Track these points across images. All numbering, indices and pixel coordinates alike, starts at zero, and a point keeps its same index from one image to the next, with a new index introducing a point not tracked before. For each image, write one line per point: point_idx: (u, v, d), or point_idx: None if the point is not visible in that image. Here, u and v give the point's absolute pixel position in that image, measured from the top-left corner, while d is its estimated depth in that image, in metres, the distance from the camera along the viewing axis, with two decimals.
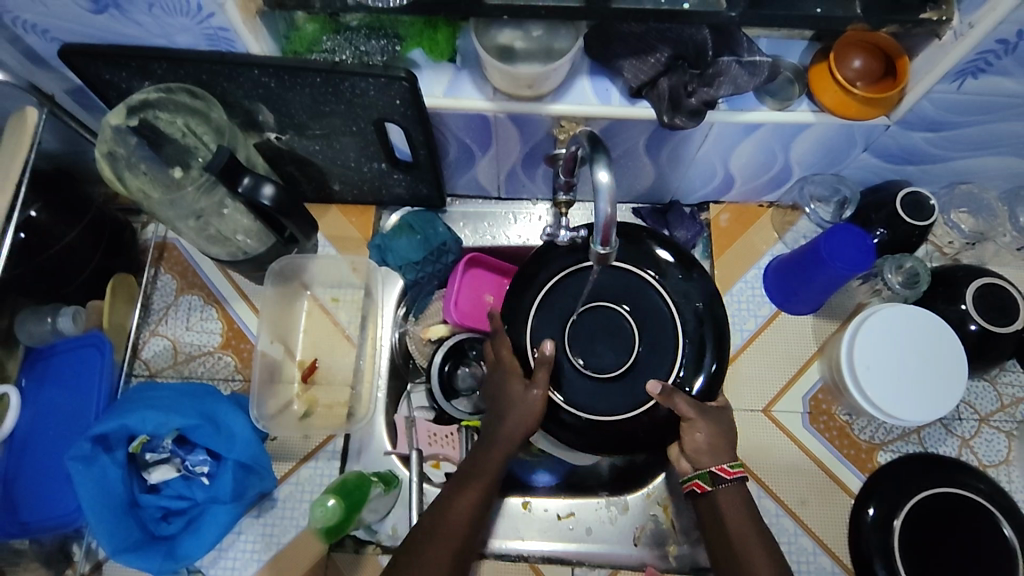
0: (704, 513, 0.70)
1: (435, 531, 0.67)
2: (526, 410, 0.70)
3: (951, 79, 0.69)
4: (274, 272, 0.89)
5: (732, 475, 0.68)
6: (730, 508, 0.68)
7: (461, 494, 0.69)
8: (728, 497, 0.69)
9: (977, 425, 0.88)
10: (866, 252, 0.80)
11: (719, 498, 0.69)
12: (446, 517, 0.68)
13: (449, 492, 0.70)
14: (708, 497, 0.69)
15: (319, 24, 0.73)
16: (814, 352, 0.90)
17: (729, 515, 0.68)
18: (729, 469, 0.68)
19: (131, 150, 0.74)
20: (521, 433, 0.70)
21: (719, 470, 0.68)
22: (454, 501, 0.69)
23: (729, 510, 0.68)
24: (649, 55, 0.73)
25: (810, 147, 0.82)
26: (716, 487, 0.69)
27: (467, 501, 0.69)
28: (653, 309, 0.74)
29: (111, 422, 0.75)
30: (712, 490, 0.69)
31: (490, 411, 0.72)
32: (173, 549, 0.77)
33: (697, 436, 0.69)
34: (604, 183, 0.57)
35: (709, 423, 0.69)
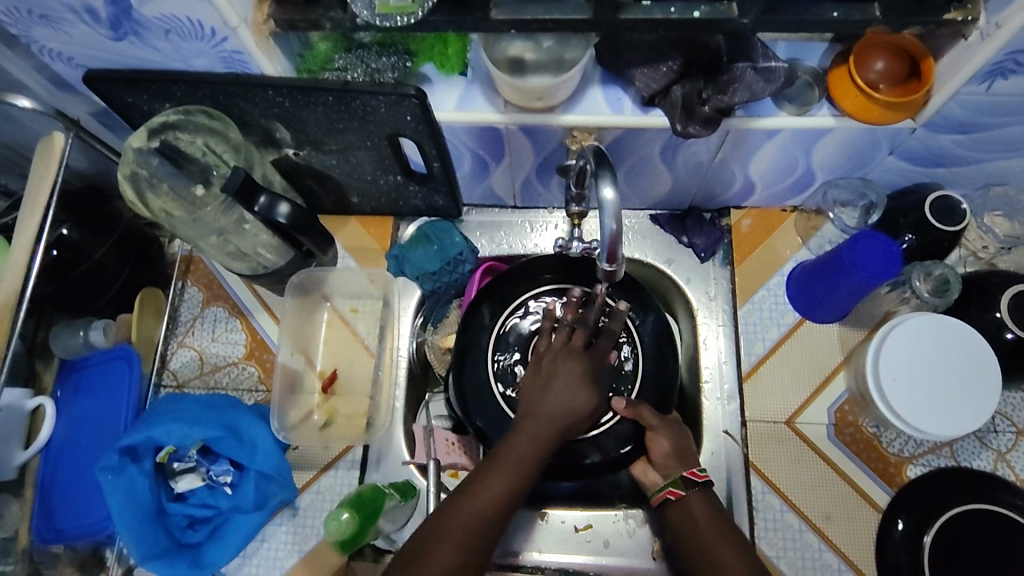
0: (677, 523, 0.70)
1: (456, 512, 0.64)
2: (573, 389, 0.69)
3: (979, 81, 0.66)
4: (294, 286, 0.90)
5: (703, 477, 0.70)
6: (702, 511, 0.69)
7: (490, 478, 0.65)
8: (700, 503, 0.69)
9: (1014, 438, 0.84)
10: (892, 259, 0.78)
11: (692, 503, 0.69)
12: (471, 499, 0.64)
13: (479, 470, 0.66)
14: (682, 504, 0.70)
15: (331, 43, 0.74)
16: (839, 361, 0.88)
17: (701, 517, 0.68)
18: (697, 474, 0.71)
19: (153, 171, 0.77)
20: (567, 414, 0.68)
21: (691, 474, 0.71)
22: (483, 484, 0.65)
23: (703, 514, 0.69)
24: (661, 64, 0.72)
25: (833, 151, 0.79)
26: (689, 491, 0.70)
27: (494, 486, 0.65)
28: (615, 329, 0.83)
29: (139, 434, 0.77)
30: (684, 494, 0.70)
31: (535, 379, 0.71)
32: (198, 556, 0.80)
33: (661, 443, 0.76)
34: (609, 200, 0.56)
35: (671, 431, 0.76)
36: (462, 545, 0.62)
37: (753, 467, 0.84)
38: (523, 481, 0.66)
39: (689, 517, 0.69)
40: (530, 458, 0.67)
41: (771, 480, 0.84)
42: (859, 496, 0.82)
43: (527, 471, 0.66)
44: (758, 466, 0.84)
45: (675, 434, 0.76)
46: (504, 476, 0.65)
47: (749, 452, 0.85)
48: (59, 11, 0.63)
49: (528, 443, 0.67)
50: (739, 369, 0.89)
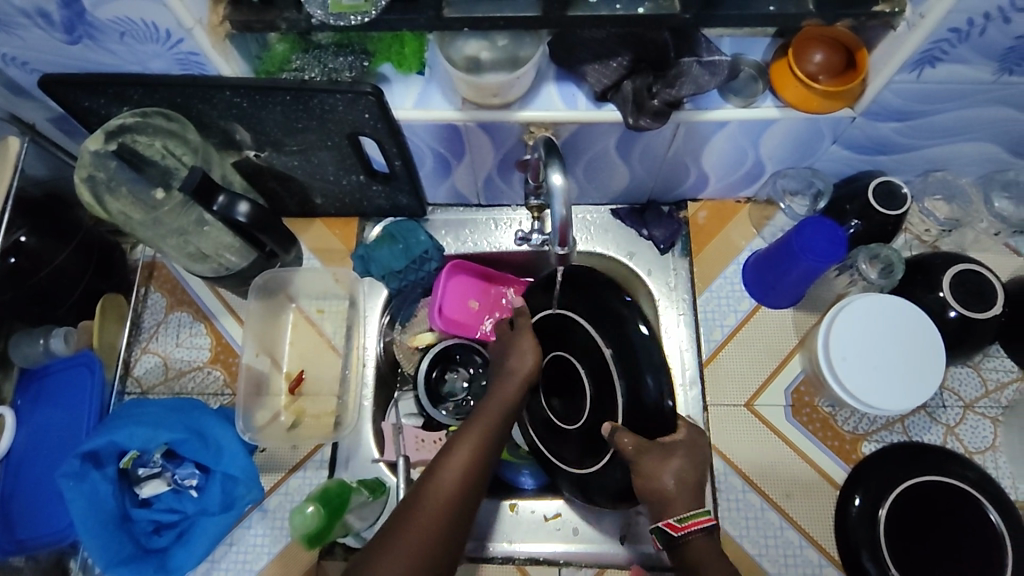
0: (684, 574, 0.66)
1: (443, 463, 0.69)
2: (528, 363, 0.80)
3: (910, 69, 0.69)
4: (258, 287, 0.91)
5: (677, 529, 0.65)
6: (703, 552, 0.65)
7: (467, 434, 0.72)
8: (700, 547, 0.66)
9: (962, 412, 0.87)
10: (838, 244, 0.81)
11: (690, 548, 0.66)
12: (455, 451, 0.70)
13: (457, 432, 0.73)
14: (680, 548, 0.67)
15: (288, 44, 0.75)
16: (795, 345, 0.91)
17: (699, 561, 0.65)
18: (675, 524, 0.66)
19: (111, 173, 0.76)
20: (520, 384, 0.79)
21: (668, 526, 0.66)
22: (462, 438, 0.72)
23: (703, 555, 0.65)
24: (611, 60, 0.74)
25: (780, 142, 0.83)
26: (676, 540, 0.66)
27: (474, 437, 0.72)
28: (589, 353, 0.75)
29: (100, 439, 0.76)
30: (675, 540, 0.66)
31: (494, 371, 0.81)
32: (165, 561, 0.79)
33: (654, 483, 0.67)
34: (558, 185, 0.58)
35: (659, 461, 0.66)
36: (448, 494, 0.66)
37: (715, 450, 0.87)
38: (492, 436, 0.72)
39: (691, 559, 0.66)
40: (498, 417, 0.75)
41: (732, 461, 0.86)
42: (818, 474, 0.85)
43: (495, 428, 0.73)
44: (721, 448, 0.87)
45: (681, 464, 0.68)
46: (471, 440, 0.71)
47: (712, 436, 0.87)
48: (12, 15, 0.63)
49: (496, 408, 0.75)
50: (699, 356, 0.91)
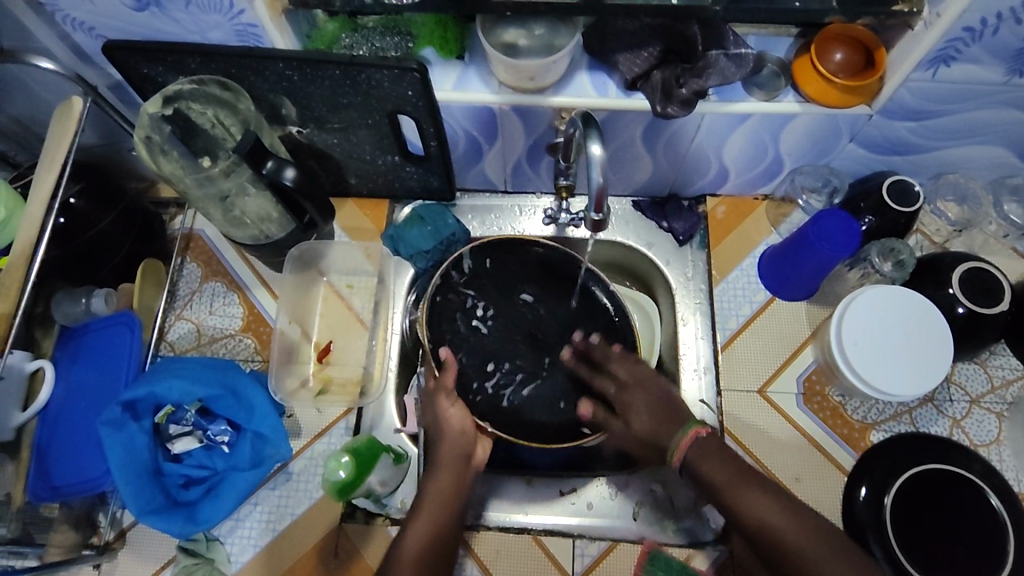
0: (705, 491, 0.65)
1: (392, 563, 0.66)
2: (457, 431, 0.75)
3: (925, 67, 0.73)
4: (293, 258, 0.94)
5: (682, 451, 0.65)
6: (710, 460, 0.64)
7: (413, 525, 0.68)
8: (706, 459, 0.64)
9: (968, 406, 0.90)
10: (853, 235, 0.84)
11: (702, 466, 0.64)
12: (402, 550, 0.66)
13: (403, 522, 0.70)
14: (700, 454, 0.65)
15: (338, 24, 0.80)
16: (808, 336, 0.94)
17: (714, 468, 0.64)
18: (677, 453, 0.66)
19: (166, 138, 0.80)
20: (460, 447, 0.74)
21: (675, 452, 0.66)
22: (407, 535, 0.67)
23: (713, 465, 0.64)
24: (642, 50, 0.79)
25: (799, 138, 0.87)
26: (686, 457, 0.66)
27: (418, 531, 0.68)
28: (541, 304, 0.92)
29: (140, 390, 0.79)
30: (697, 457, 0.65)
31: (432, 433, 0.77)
32: (193, 514, 0.81)
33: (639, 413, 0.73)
34: (595, 155, 0.62)
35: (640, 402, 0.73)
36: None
37: (727, 433, 0.89)
38: (443, 521, 0.69)
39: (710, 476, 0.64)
40: (445, 490, 0.71)
41: (745, 445, 0.88)
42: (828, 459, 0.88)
43: (447, 515, 0.70)
44: (733, 432, 0.89)
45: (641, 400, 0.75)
46: (419, 535, 0.67)
47: (725, 418, 0.90)
48: None
49: (441, 496, 0.71)
50: (714, 344, 0.94)
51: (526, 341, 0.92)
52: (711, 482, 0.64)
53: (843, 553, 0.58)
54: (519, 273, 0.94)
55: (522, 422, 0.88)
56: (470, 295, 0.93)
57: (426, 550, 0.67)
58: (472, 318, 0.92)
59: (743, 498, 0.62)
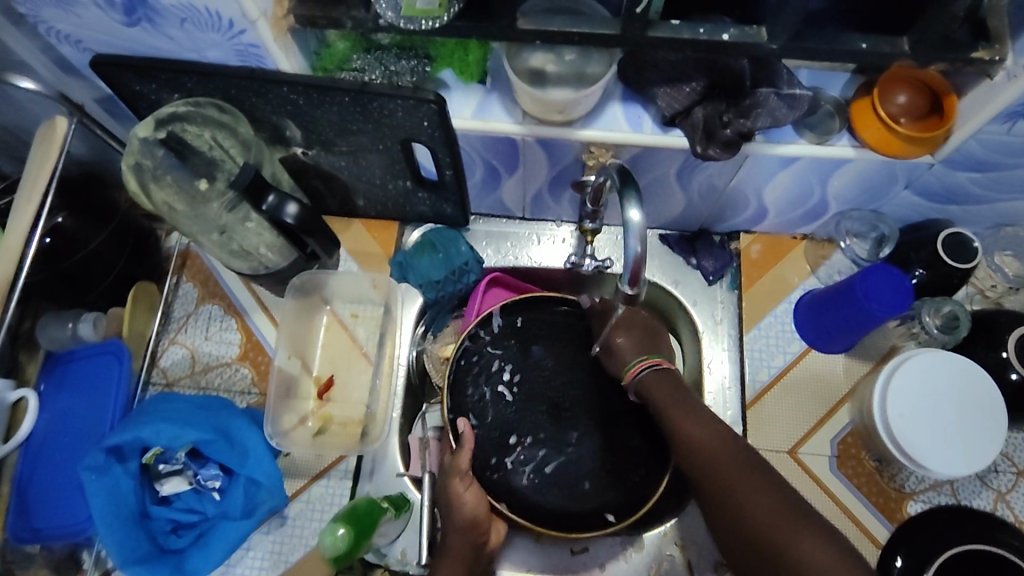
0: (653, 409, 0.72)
1: None
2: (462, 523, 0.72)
3: (1002, 120, 0.66)
4: (295, 287, 0.88)
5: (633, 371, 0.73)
6: (661, 386, 0.71)
7: None
8: (654, 381, 0.72)
9: (1014, 479, 0.83)
10: (904, 294, 0.77)
11: (654, 393, 0.71)
12: None
13: None
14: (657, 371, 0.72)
15: (349, 42, 0.72)
16: (844, 394, 0.87)
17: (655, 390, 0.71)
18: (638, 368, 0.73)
19: (158, 162, 0.73)
20: (467, 538, 0.73)
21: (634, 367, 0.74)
22: None
23: (657, 384, 0.71)
24: (684, 85, 0.71)
25: (849, 183, 0.79)
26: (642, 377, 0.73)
27: None
28: (568, 369, 0.87)
29: (126, 434, 0.74)
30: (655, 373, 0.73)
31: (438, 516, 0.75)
32: (181, 563, 0.77)
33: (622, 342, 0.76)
34: (633, 221, 0.56)
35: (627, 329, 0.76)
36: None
37: None
38: None
39: (660, 402, 0.70)
40: None
41: None
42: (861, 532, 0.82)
43: None
44: None
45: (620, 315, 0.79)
46: None
47: None
48: None
49: None
50: (743, 397, 0.88)
51: (550, 412, 0.85)
52: (655, 400, 0.71)
53: (773, 489, 0.59)
54: (547, 335, 0.88)
55: (543, 510, 0.81)
56: (496, 355, 0.87)
57: None
58: (496, 383, 0.86)
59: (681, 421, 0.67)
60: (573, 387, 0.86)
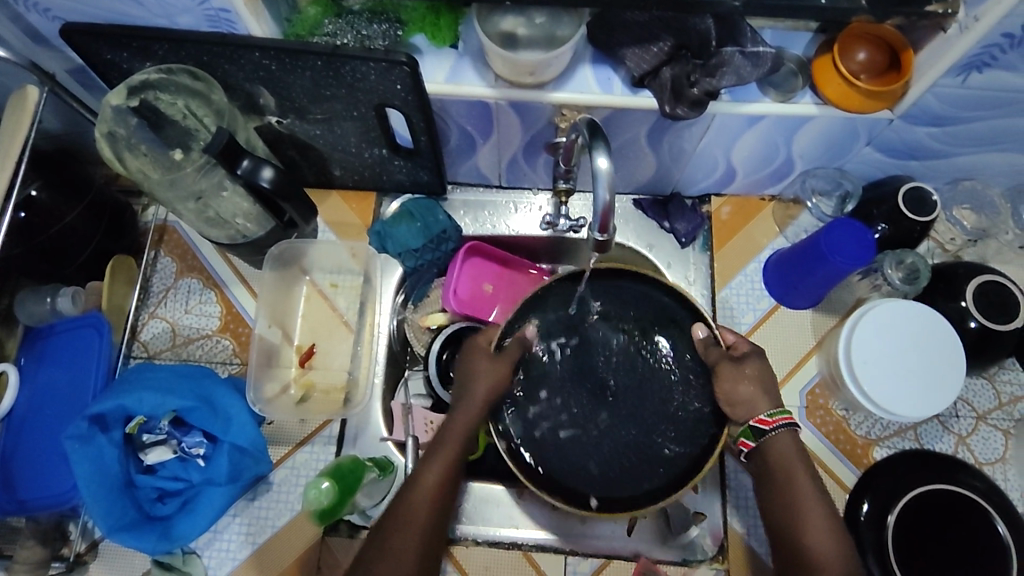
0: (759, 458, 0.71)
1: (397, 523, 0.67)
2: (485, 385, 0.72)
3: (956, 73, 0.68)
4: (273, 256, 0.89)
5: (771, 424, 0.69)
6: (788, 450, 0.69)
7: (426, 469, 0.70)
8: (785, 443, 0.69)
9: (974, 423, 0.87)
10: (866, 247, 0.80)
11: (771, 449, 0.70)
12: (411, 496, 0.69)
13: (418, 464, 0.71)
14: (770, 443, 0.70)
15: (321, 7, 0.73)
16: (812, 346, 0.90)
17: (785, 452, 0.69)
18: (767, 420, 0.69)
19: (131, 131, 0.74)
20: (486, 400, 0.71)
21: (758, 422, 0.70)
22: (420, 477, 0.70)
23: (787, 451, 0.69)
24: (652, 45, 0.72)
25: (814, 140, 0.81)
26: (762, 440, 0.70)
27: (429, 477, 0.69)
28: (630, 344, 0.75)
29: (109, 402, 0.75)
30: (759, 444, 0.70)
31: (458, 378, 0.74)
32: (168, 529, 0.78)
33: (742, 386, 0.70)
34: (603, 170, 0.58)
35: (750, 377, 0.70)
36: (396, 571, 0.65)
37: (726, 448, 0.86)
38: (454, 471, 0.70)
39: (776, 463, 0.69)
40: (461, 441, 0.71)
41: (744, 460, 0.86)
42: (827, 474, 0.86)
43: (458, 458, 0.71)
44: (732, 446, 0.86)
45: (745, 374, 0.70)
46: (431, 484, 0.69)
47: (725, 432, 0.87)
48: None
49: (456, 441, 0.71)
50: None
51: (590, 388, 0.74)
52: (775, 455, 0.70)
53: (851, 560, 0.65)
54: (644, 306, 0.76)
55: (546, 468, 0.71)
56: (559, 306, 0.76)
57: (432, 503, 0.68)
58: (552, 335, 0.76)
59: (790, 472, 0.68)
60: (645, 370, 0.75)
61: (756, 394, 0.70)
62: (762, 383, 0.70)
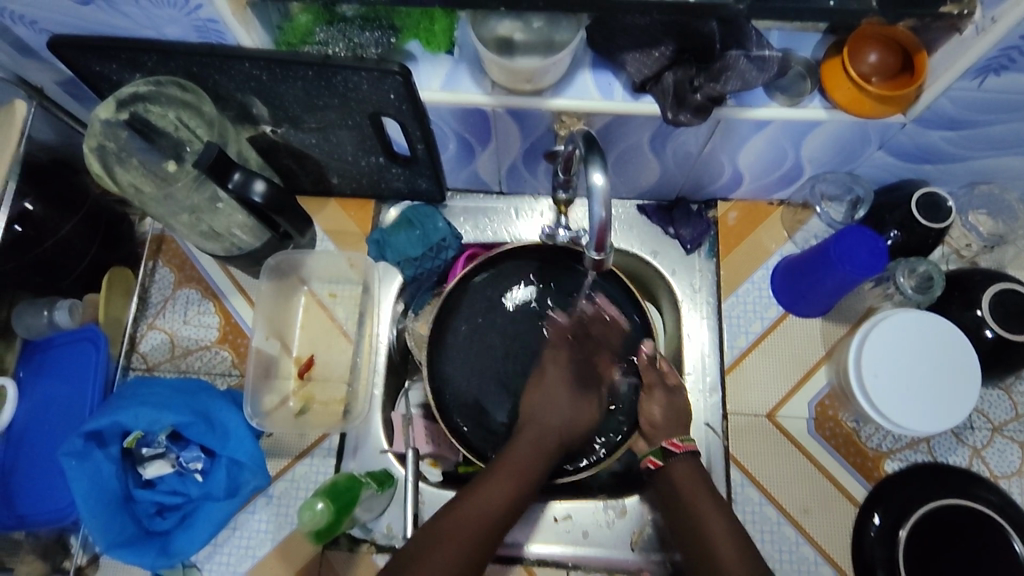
0: (665, 490, 0.74)
1: (463, 511, 0.67)
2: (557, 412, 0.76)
3: (972, 76, 0.65)
4: (270, 268, 0.87)
5: (680, 447, 0.74)
6: (687, 478, 0.72)
7: (494, 471, 0.70)
8: (684, 472, 0.73)
9: (989, 435, 0.85)
10: (879, 255, 0.77)
11: (674, 472, 0.73)
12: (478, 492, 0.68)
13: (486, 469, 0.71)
14: (665, 471, 0.74)
15: (312, 14, 0.70)
16: (821, 356, 0.88)
17: (682, 478, 0.73)
18: (678, 444, 0.74)
19: (122, 144, 0.74)
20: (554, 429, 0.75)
21: (670, 444, 0.75)
22: (488, 477, 0.70)
23: (685, 479, 0.73)
24: (654, 49, 0.69)
25: (823, 145, 0.78)
26: (669, 461, 0.74)
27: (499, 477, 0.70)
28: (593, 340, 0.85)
29: (104, 419, 0.75)
30: (664, 463, 0.74)
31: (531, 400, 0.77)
32: (167, 544, 0.78)
33: (653, 409, 0.78)
34: (598, 186, 0.56)
35: (665, 399, 0.78)
36: (465, 548, 0.64)
37: (733, 460, 0.84)
38: (525, 477, 0.70)
39: (675, 485, 0.73)
40: (528, 455, 0.72)
41: (751, 473, 0.84)
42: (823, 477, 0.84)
43: (529, 467, 0.71)
44: (738, 458, 0.84)
45: (668, 401, 0.78)
46: (501, 481, 0.69)
47: (732, 446, 0.85)
48: None
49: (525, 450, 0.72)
50: (721, 363, 0.89)
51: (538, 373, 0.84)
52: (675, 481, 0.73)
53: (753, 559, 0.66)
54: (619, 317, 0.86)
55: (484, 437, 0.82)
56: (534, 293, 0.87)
57: (501, 501, 0.68)
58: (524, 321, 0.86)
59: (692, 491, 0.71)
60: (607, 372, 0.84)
61: (672, 422, 0.77)
62: (678, 412, 0.77)
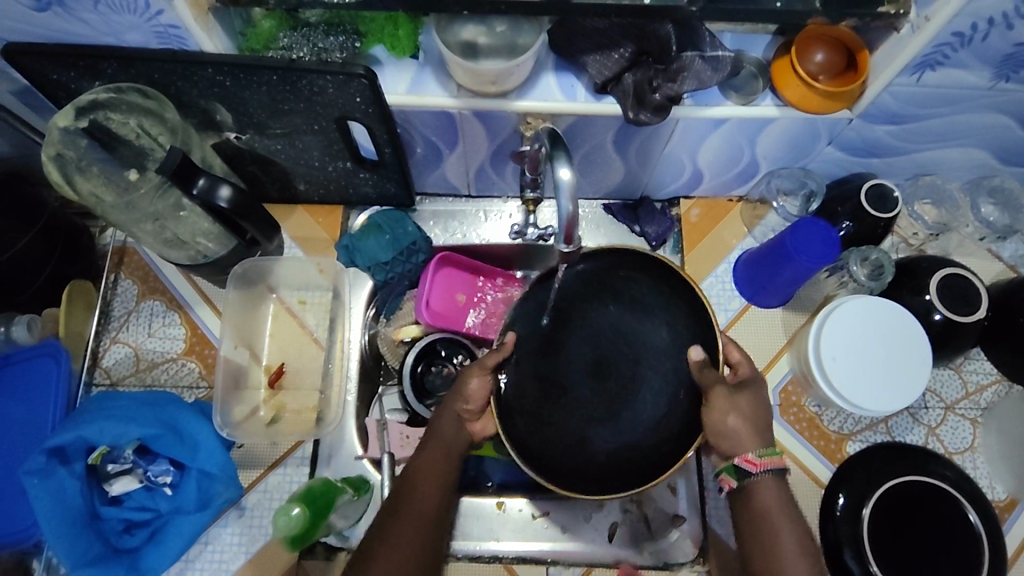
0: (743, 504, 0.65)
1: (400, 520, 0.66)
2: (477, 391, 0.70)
3: (911, 72, 0.69)
4: (237, 275, 0.87)
5: (758, 465, 0.62)
6: (772, 499, 0.63)
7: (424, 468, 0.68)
8: (769, 489, 0.63)
9: (943, 413, 0.89)
10: (832, 245, 0.80)
11: (755, 493, 0.64)
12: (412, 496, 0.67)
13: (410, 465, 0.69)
14: (745, 493, 0.64)
15: (275, 20, 0.71)
16: (783, 344, 0.91)
17: (769, 500, 0.63)
18: (753, 460, 0.63)
19: (81, 153, 0.73)
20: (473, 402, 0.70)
21: (744, 461, 0.63)
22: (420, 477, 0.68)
23: (773, 500, 0.63)
24: (614, 51, 0.72)
25: (777, 141, 0.82)
26: (750, 480, 0.63)
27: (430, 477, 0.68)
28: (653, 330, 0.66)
29: (67, 434, 0.73)
30: (743, 484, 0.64)
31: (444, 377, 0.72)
32: (136, 561, 0.76)
33: (730, 418, 0.63)
34: (564, 180, 0.58)
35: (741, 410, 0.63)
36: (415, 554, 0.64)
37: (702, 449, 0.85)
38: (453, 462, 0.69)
39: (759, 509, 0.63)
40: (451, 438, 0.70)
41: None
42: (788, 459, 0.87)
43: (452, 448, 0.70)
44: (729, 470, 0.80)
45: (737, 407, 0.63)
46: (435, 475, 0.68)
47: None
48: None
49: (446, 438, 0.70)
50: None
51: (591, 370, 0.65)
52: (757, 500, 0.64)
53: None
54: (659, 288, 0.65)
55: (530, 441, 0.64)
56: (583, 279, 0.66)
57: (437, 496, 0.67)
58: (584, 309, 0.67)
59: (774, 513, 0.63)
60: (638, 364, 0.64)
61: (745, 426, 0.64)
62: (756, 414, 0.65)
